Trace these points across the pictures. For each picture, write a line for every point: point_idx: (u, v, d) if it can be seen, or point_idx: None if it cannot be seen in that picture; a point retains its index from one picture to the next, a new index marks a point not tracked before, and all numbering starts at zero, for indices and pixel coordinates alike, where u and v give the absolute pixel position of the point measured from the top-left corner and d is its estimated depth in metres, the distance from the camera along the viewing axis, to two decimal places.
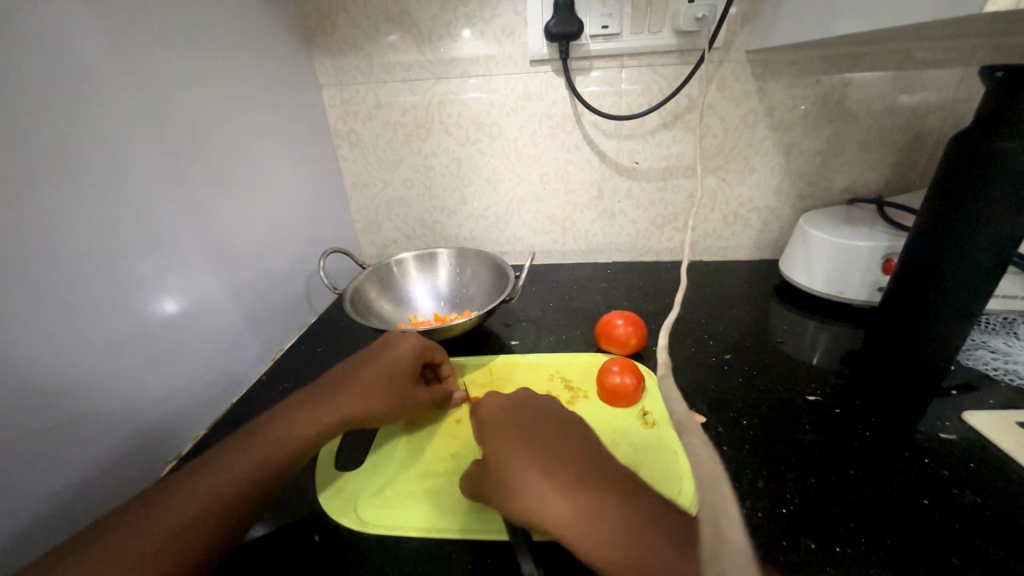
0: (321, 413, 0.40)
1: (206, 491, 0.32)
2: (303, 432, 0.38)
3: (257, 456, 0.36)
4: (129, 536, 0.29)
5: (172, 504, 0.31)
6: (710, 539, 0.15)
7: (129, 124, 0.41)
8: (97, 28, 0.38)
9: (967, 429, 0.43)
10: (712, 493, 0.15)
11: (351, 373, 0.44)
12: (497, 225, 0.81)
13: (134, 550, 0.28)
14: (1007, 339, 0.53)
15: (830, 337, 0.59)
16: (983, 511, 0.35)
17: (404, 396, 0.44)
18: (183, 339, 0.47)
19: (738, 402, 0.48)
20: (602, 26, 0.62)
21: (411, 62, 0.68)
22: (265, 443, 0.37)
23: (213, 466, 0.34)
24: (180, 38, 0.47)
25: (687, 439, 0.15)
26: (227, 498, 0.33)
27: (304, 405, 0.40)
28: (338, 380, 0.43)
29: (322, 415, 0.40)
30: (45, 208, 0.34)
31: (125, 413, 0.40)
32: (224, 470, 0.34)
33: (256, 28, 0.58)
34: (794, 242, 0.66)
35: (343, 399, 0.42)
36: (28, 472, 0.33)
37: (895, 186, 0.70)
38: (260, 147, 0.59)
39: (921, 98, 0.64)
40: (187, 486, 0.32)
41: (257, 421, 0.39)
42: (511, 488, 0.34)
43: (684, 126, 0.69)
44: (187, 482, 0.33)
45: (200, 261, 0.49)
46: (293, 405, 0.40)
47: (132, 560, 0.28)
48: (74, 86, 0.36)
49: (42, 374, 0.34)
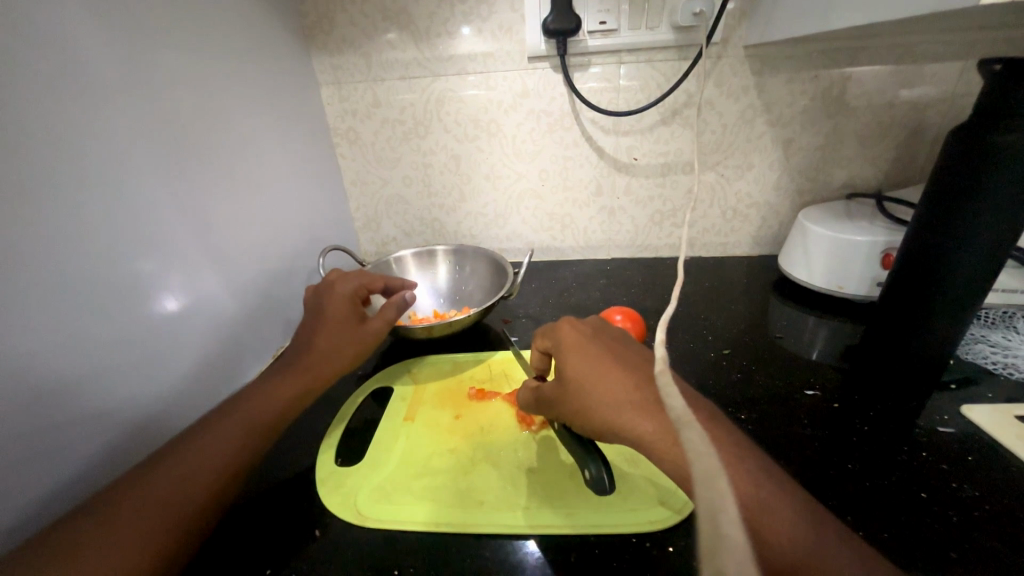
0: (291, 378, 0.43)
1: (199, 463, 0.34)
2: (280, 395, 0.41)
3: (236, 429, 0.37)
4: (121, 517, 0.29)
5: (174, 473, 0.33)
6: (707, 537, 0.12)
7: (129, 125, 0.41)
8: (93, 26, 0.38)
9: (967, 424, 0.43)
10: (709, 487, 0.12)
11: (307, 340, 0.47)
12: (497, 222, 0.81)
13: (121, 528, 0.29)
14: (1006, 332, 0.53)
15: (830, 332, 0.59)
16: (981, 505, 0.36)
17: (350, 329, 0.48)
18: (183, 336, 0.47)
19: (737, 397, 0.48)
20: (600, 22, 0.62)
21: (409, 59, 0.68)
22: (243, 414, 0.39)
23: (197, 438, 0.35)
24: (177, 36, 0.47)
25: (683, 434, 0.14)
26: (225, 465, 0.35)
27: (270, 374, 0.44)
28: (298, 349, 0.46)
29: (291, 384, 0.43)
30: (48, 206, 0.34)
31: (124, 409, 0.40)
32: (204, 449, 0.35)
33: (253, 25, 0.58)
34: (793, 238, 0.66)
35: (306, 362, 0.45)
36: (30, 467, 0.33)
37: (895, 182, 0.70)
38: (258, 146, 0.59)
39: (921, 92, 0.64)
40: (186, 459, 0.34)
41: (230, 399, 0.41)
42: (570, 384, 0.37)
43: (682, 122, 0.69)
44: (183, 452, 0.34)
45: (200, 259, 0.49)
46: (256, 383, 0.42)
47: (136, 524, 0.29)
48: (72, 85, 0.36)
49: (42, 374, 0.34)
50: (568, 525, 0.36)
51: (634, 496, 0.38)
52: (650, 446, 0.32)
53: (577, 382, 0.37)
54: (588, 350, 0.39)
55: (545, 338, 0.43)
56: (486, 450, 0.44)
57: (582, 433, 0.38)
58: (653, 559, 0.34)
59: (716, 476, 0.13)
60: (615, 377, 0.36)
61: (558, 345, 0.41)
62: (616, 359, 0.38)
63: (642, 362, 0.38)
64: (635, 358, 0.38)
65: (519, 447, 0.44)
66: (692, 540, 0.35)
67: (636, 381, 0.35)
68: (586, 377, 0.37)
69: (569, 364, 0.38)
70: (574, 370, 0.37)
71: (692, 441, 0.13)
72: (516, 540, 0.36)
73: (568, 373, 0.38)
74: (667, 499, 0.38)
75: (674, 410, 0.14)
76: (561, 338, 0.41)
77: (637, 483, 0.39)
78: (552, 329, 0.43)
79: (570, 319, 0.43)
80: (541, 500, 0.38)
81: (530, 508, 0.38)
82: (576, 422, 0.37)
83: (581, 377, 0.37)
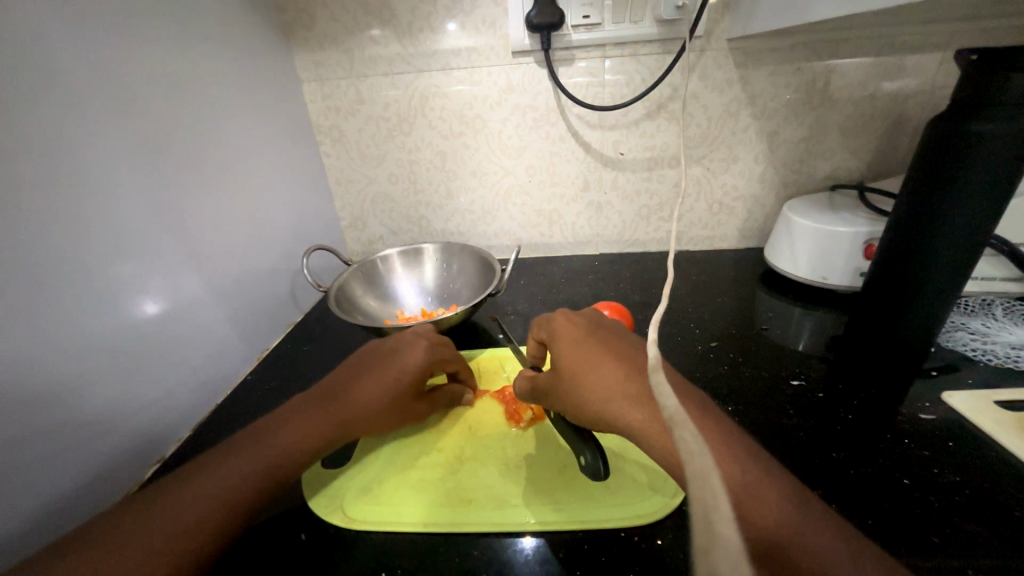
0: (315, 425, 0.39)
1: (197, 501, 0.32)
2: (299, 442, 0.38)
3: (247, 463, 0.35)
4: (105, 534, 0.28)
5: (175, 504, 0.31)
6: (699, 538, 0.11)
7: (106, 124, 0.40)
8: (66, 22, 0.37)
9: (948, 410, 0.44)
10: (702, 488, 0.11)
11: (344, 383, 0.43)
12: (484, 218, 0.80)
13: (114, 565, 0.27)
14: (985, 319, 0.54)
15: (815, 323, 0.59)
16: (961, 490, 0.36)
17: (402, 406, 0.44)
18: (165, 340, 0.46)
19: (724, 389, 0.48)
20: (583, 16, 0.61)
21: (392, 55, 0.67)
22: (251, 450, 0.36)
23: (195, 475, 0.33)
24: (153, 33, 0.45)
25: (678, 431, 0.13)
26: (229, 500, 0.33)
27: (303, 417, 0.39)
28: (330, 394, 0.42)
29: (317, 434, 0.39)
30: (22, 210, 0.33)
31: (105, 417, 0.39)
32: (212, 481, 0.33)
33: (231, 21, 0.57)
34: (778, 230, 0.66)
35: (337, 410, 0.41)
36: (7, 480, 0.32)
37: (877, 173, 0.71)
38: (239, 144, 0.58)
39: (901, 84, 0.64)
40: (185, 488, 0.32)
41: (248, 430, 0.38)
42: (563, 377, 0.38)
43: (667, 116, 0.69)
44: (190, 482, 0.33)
45: (182, 262, 0.48)
46: (271, 423, 0.39)
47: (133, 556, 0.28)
48: (44, 83, 0.35)
49: (17, 383, 0.32)
50: (560, 519, 0.36)
51: (623, 490, 0.38)
52: (639, 431, 0.33)
53: (568, 375, 0.37)
54: (580, 340, 0.39)
55: (540, 329, 0.43)
56: (475, 447, 0.44)
57: (577, 421, 0.38)
58: (642, 552, 0.34)
59: (708, 474, 0.12)
60: (605, 369, 0.36)
61: (552, 340, 0.41)
62: (609, 350, 0.38)
63: (633, 352, 0.38)
64: (627, 348, 0.38)
65: (508, 444, 0.44)
66: (680, 532, 0.35)
67: (627, 370, 0.35)
68: (578, 368, 0.37)
69: (563, 355, 0.38)
70: (568, 361, 0.38)
71: (684, 441, 0.13)
72: (508, 538, 0.35)
73: (561, 365, 0.38)
74: (657, 493, 0.38)
75: (666, 408, 0.14)
76: (555, 329, 0.41)
77: (626, 476, 0.40)
78: (546, 319, 0.43)
79: (564, 311, 0.43)
80: (532, 497, 0.38)
81: (521, 504, 0.38)
82: (568, 412, 0.38)
83: (572, 370, 0.37)
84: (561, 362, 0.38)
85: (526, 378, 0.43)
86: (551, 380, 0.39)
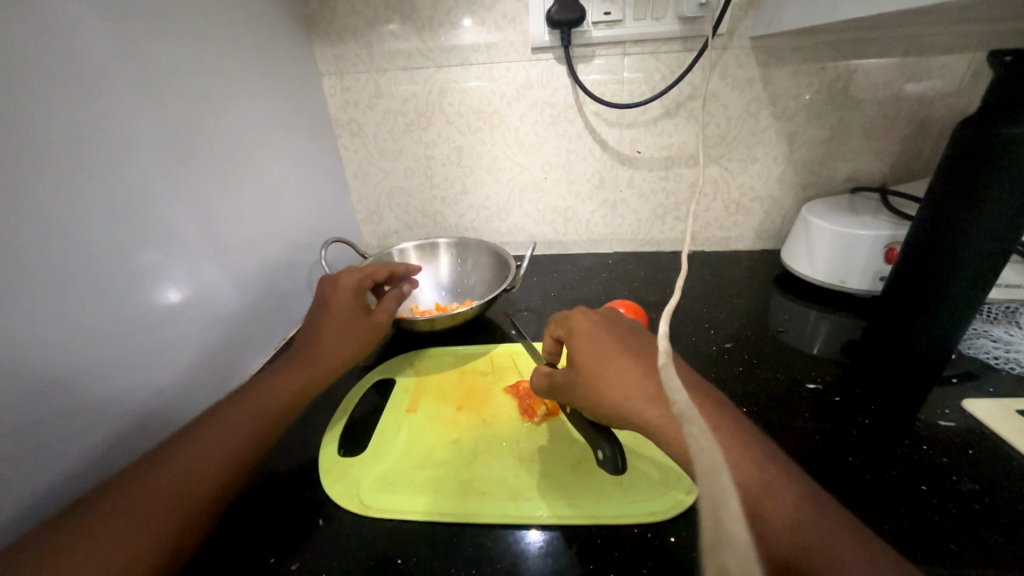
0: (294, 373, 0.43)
1: (207, 460, 0.34)
2: (288, 386, 0.42)
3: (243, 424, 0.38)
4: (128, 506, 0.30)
5: (192, 459, 0.34)
6: (708, 535, 0.11)
7: (129, 116, 0.41)
8: (95, 17, 0.38)
9: (967, 418, 0.43)
10: (713, 483, 0.11)
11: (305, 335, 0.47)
12: (499, 214, 0.81)
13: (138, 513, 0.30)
14: (1008, 327, 0.53)
15: (831, 327, 0.59)
16: (981, 498, 0.36)
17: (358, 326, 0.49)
18: (188, 327, 0.47)
19: (739, 390, 0.48)
20: (604, 12, 0.61)
21: (411, 50, 0.68)
22: (244, 412, 0.38)
23: (197, 444, 0.35)
24: (179, 26, 0.46)
25: (687, 427, 0.13)
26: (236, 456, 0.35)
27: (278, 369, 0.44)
28: (302, 344, 0.47)
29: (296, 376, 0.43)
30: (52, 199, 0.34)
31: (128, 400, 0.40)
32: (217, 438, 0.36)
33: (255, 15, 0.58)
34: (796, 231, 0.66)
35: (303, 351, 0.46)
36: (36, 458, 0.33)
37: (900, 176, 0.70)
38: (259, 136, 0.59)
39: (927, 85, 0.63)
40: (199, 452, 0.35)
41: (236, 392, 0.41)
42: (581, 376, 0.38)
43: (687, 115, 0.69)
44: (204, 440, 0.35)
45: (202, 251, 0.49)
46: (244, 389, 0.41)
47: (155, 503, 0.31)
48: (73, 76, 0.36)
49: (47, 365, 0.34)
50: (571, 513, 0.37)
51: (637, 488, 0.38)
52: (658, 430, 0.33)
53: (586, 375, 0.37)
54: (599, 339, 0.39)
55: (558, 326, 0.43)
56: (489, 441, 0.44)
57: (595, 417, 0.37)
58: (654, 549, 0.34)
59: (718, 471, 0.12)
60: (624, 369, 0.36)
61: (570, 339, 0.41)
62: (627, 349, 0.38)
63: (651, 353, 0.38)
64: (646, 349, 0.38)
65: (521, 439, 0.44)
66: (692, 531, 0.35)
67: (645, 369, 0.35)
68: (595, 368, 0.37)
69: (582, 352, 0.38)
70: (586, 357, 0.38)
71: (695, 436, 0.13)
72: (519, 531, 0.36)
73: (578, 363, 0.38)
74: (671, 493, 0.38)
75: (677, 404, 0.14)
76: (573, 326, 0.41)
77: (641, 473, 0.40)
78: (564, 317, 0.43)
79: (580, 308, 0.43)
80: (545, 490, 0.39)
81: (532, 497, 0.38)
82: (584, 408, 0.38)
83: (590, 370, 0.37)
84: (579, 361, 0.38)
85: (543, 373, 0.43)
86: (568, 378, 0.39)
